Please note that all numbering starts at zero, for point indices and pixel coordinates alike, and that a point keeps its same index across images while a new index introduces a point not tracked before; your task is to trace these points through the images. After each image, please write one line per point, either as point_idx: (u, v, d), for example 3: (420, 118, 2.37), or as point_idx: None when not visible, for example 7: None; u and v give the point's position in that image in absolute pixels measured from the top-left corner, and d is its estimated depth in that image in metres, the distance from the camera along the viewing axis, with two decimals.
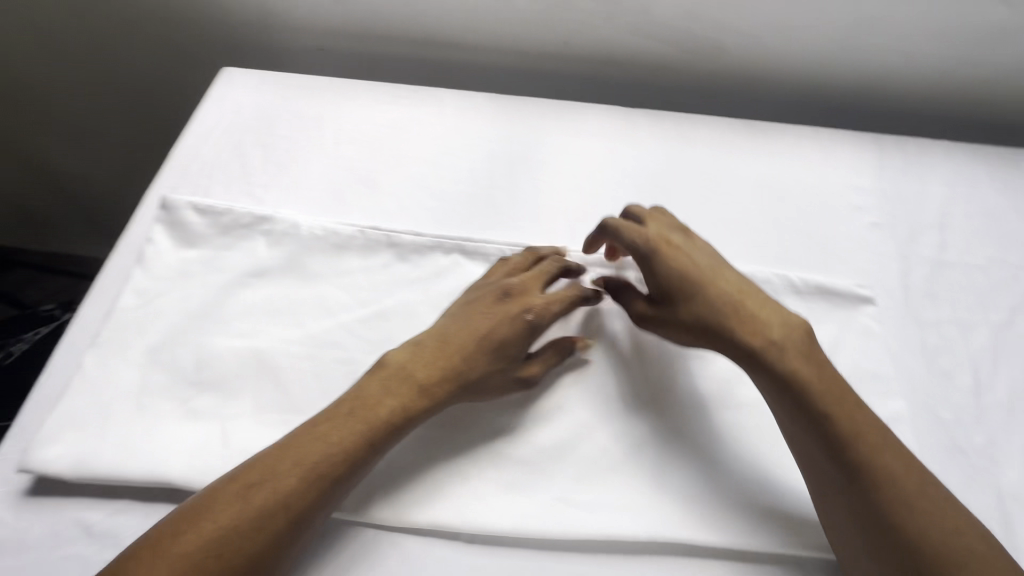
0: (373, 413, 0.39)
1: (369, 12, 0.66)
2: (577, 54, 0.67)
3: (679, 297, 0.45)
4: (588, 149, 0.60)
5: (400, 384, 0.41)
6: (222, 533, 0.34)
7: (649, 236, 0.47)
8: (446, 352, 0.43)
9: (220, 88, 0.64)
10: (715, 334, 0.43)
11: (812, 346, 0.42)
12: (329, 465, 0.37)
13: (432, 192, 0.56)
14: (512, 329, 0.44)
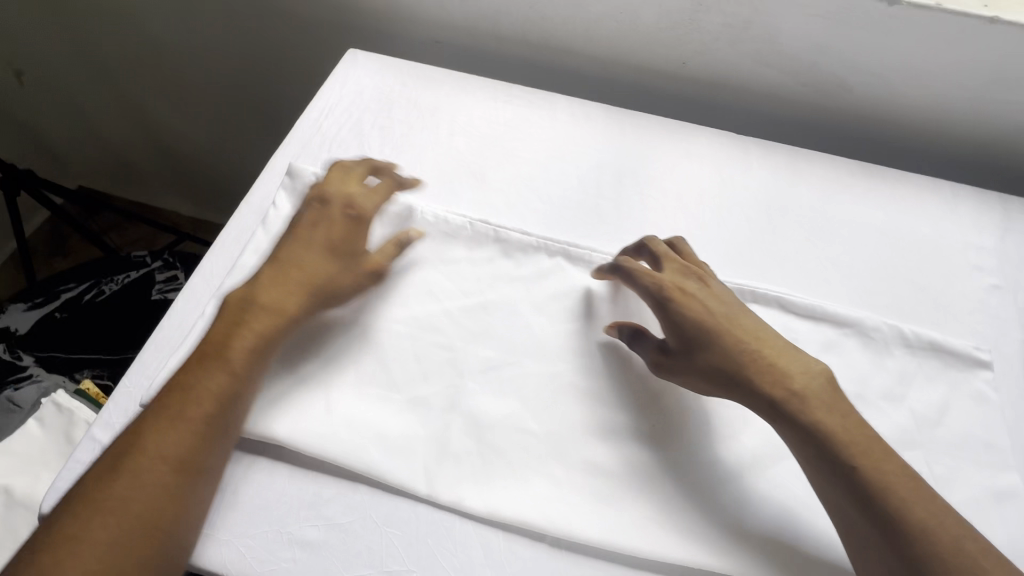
0: (270, 316, 0.44)
1: (495, 12, 0.67)
2: (694, 76, 0.67)
3: (697, 347, 0.43)
4: (695, 171, 0.60)
5: (232, 315, 0.44)
6: (150, 467, 0.37)
7: (664, 282, 0.46)
8: (282, 272, 0.46)
9: (344, 67, 0.66)
10: (733, 385, 0.42)
11: (836, 395, 0.41)
12: (239, 370, 0.41)
13: (538, 193, 0.57)
14: (335, 226, 0.49)
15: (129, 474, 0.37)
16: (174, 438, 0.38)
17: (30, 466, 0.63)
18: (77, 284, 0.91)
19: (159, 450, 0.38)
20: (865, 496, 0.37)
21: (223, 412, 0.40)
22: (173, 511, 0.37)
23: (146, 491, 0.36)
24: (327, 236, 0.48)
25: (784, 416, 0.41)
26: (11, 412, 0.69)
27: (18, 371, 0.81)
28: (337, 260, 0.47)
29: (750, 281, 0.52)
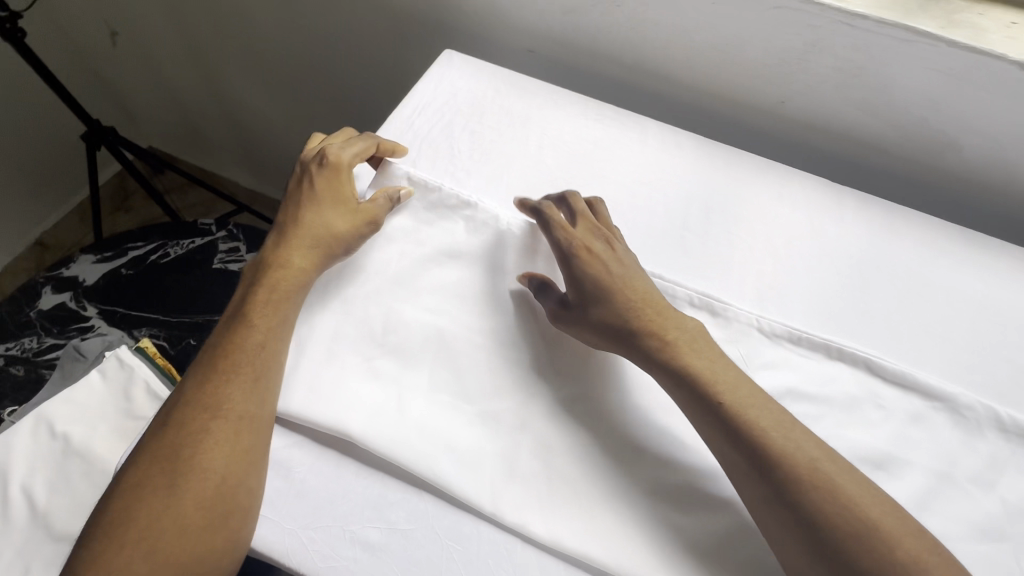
0: (283, 274, 0.45)
1: (595, 29, 0.67)
2: (790, 116, 0.65)
3: (592, 301, 0.45)
4: (785, 214, 0.58)
5: (261, 278, 0.45)
6: (197, 427, 0.38)
7: (574, 239, 0.48)
8: (288, 231, 0.48)
9: (437, 68, 0.66)
10: (620, 338, 0.44)
11: (710, 344, 0.44)
12: (262, 326, 0.43)
13: (621, 217, 0.56)
14: (323, 181, 0.50)
15: (181, 433, 0.38)
16: (215, 396, 0.39)
17: (88, 418, 0.65)
18: (145, 244, 0.94)
19: (198, 409, 0.39)
20: (735, 433, 0.40)
21: (257, 367, 0.41)
22: (227, 464, 0.37)
23: (201, 451, 0.37)
24: (322, 195, 0.49)
25: (651, 364, 0.43)
26: (76, 360, 0.72)
27: (80, 320, 0.86)
28: (334, 215, 0.48)
29: (837, 338, 0.49)
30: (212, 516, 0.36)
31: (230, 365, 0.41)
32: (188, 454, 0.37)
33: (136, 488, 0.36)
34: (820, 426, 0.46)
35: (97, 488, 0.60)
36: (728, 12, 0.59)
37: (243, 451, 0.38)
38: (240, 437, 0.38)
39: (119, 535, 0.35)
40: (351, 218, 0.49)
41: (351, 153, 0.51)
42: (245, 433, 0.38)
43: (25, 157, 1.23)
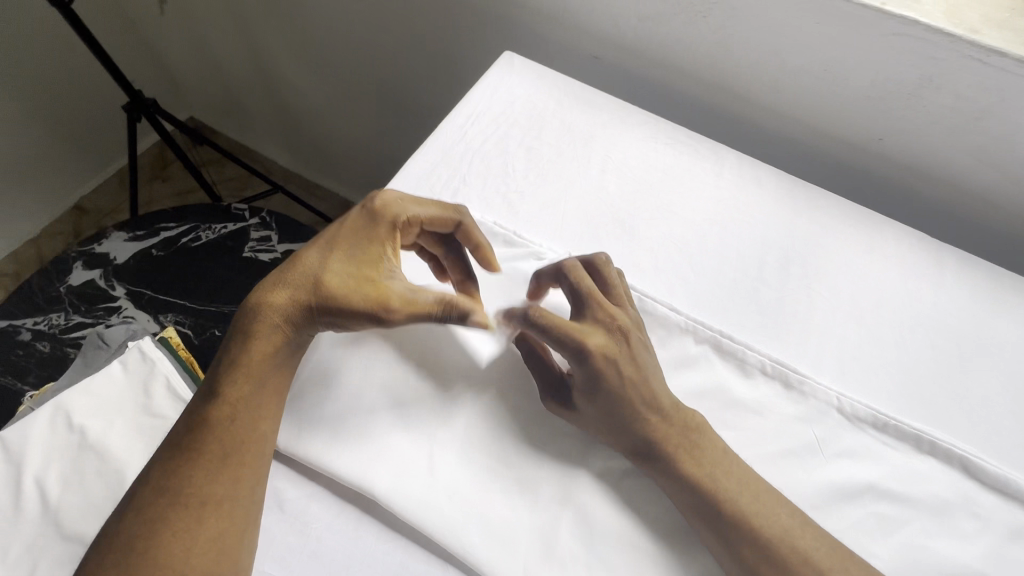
0: (265, 341, 0.40)
1: (673, 40, 0.60)
2: (888, 156, 0.58)
3: (606, 407, 0.40)
4: (875, 272, 0.51)
5: (244, 334, 0.41)
6: (162, 514, 0.35)
7: (589, 343, 0.40)
8: (289, 279, 0.42)
9: (496, 72, 0.61)
10: (636, 447, 0.39)
11: (721, 448, 0.40)
12: (231, 397, 0.39)
13: (687, 260, 0.50)
14: (365, 235, 0.44)
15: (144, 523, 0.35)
16: (179, 481, 0.36)
17: (106, 412, 0.62)
18: (177, 225, 0.91)
19: (164, 493, 0.36)
20: (733, 543, 0.37)
21: (224, 447, 0.37)
22: (187, 559, 0.34)
23: (168, 541, 0.35)
24: (356, 252, 0.43)
25: (660, 468, 0.39)
26: (100, 347, 0.70)
27: (108, 300, 0.84)
28: (350, 279, 0.41)
29: (929, 429, 0.43)
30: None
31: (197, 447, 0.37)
32: (151, 548, 0.34)
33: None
34: (905, 533, 0.40)
35: (109, 489, 0.58)
36: (832, 35, 0.51)
37: (206, 543, 0.35)
38: (204, 526, 0.35)
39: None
40: (367, 291, 0.41)
41: (405, 211, 0.44)
42: (209, 520, 0.35)
43: (66, 120, 1.23)
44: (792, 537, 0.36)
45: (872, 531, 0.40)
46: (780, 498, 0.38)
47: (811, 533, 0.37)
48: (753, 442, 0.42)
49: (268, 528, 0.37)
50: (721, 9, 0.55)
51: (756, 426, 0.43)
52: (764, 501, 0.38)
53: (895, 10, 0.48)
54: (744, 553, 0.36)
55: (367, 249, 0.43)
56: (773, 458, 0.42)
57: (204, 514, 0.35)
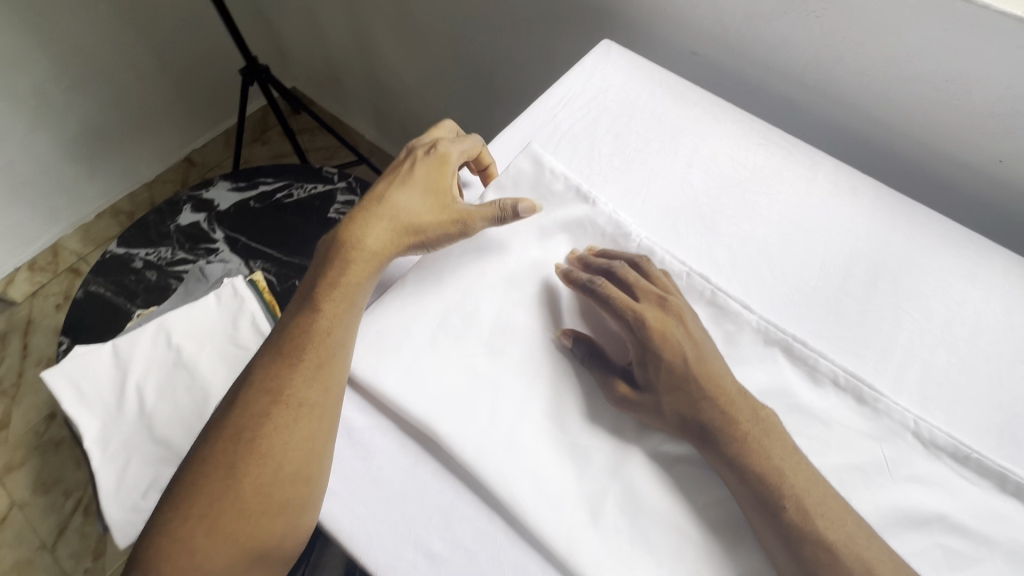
0: (362, 260, 0.47)
1: (778, 39, 0.59)
2: (1005, 179, 0.54)
3: (666, 385, 0.41)
4: (973, 299, 0.48)
5: (338, 261, 0.47)
6: (263, 410, 0.41)
7: (645, 315, 0.43)
8: (372, 213, 0.49)
9: (594, 58, 0.62)
10: (699, 429, 0.40)
11: (787, 442, 0.40)
12: (330, 313, 0.45)
13: (767, 261, 0.49)
14: (424, 172, 0.51)
15: (251, 415, 0.41)
16: (281, 383, 0.42)
17: (199, 337, 0.70)
18: (274, 181, 0.99)
19: (268, 394, 0.42)
20: (794, 539, 0.36)
21: (321, 354, 0.42)
22: (286, 451, 0.39)
23: (267, 434, 0.40)
24: (419, 187, 0.50)
25: (724, 458, 0.39)
26: (199, 280, 0.77)
27: (208, 242, 0.93)
28: (424, 206, 0.49)
29: (1016, 468, 0.40)
30: (270, 497, 0.39)
31: (299, 353, 0.43)
32: (253, 439, 0.40)
33: (210, 467, 0.40)
34: (973, 571, 0.38)
35: (195, 405, 0.65)
36: (959, 42, 0.48)
37: (301, 439, 0.39)
38: (297, 427, 0.40)
39: (192, 498, 0.39)
40: (438, 211, 0.49)
41: (456, 152, 0.52)
42: (303, 419, 0.40)
43: (189, 80, 1.36)
44: (854, 544, 0.36)
45: (936, 562, 0.38)
46: (847, 506, 0.38)
47: (875, 544, 0.36)
48: (814, 449, 0.41)
49: (337, 451, 0.41)
50: (837, 10, 0.53)
51: (819, 435, 0.42)
52: (830, 504, 0.37)
53: None
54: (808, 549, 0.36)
55: (430, 183, 0.51)
56: (834, 471, 0.40)
57: (303, 413, 0.40)
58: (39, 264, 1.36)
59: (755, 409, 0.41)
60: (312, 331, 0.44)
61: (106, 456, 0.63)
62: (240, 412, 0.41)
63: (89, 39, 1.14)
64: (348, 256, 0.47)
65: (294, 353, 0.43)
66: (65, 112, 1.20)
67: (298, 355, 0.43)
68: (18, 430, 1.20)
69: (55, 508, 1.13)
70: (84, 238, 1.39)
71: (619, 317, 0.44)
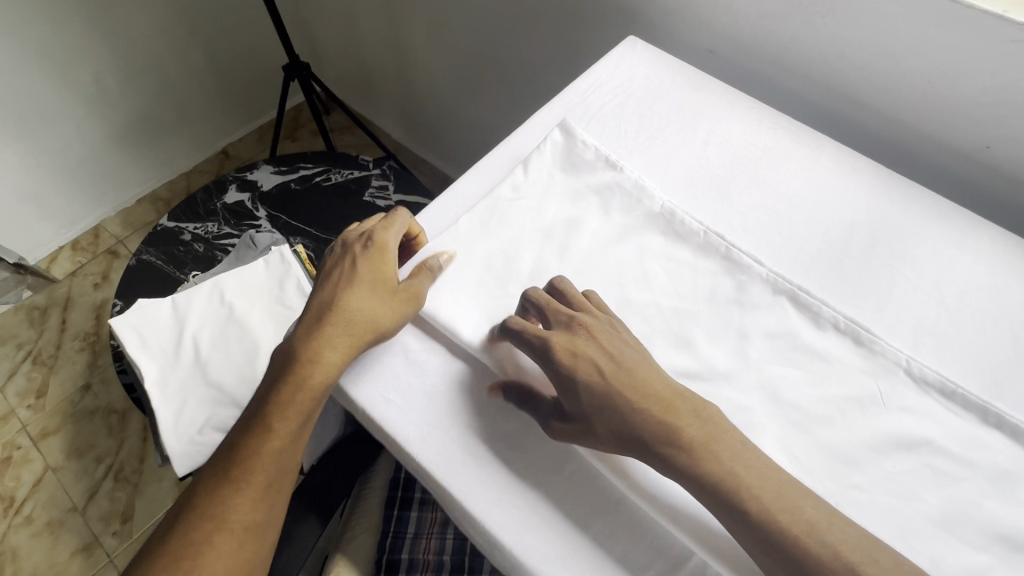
0: (310, 380, 0.44)
1: (788, 38, 0.65)
2: (993, 164, 0.59)
3: (592, 410, 0.41)
4: (963, 263, 0.53)
5: (285, 378, 0.44)
6: (206, 532, 0.40)
7: (551, 339, 0.43)
8: (321, 321, 0.46)
9: (621, 50, 0.69)
10: (639, 445, 0.40)
11: (732, 436, 0.40)
12: (279, 434, 0.43)
13: (776, 225, 0.55)
14: (363, 263, 0.48)
15: (188, 540, 0.40)
16: (223, 506, 0.41)
17: (249, 295, 0.75)
18: (314, 166, 1.06)
19: (208, 516, 0.41)
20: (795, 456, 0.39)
21: (269, 477, 0.42)
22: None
23: (209, 558, 0.40)
24: (366, 283, 0.47)
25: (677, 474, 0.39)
26: (250, 248, 0.84)
27: (252, 219, 1.00)
28: (375, 302, 0.46)
29: (997, 403, 0.45)
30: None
31: (245, 472, 0.42)
32: (190, 567, 0.39)
33: None
34: (958, 488, 0.42)
35: (247, 354, 0.71)
36: (948, 39, 0.55)
37: (244, 562, 0.40)
38: (243, 550, 0.41)
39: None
40: (390, 302, 0.47)
41: (393, 235, 0.50)
42: (247, 542, 0.41)
43: (231, 77, 1.45)
44: (818, 530, 0.36)
45: (926, 480, 0.42)
46: (803, 491, 0.38)
47: (838, 526, 0.37)
48: (816, 381, 0.46)
49: (397, 368, 0.47)
50: (840, 11, 0.59)
51: (820, 370, 0.47)
52: (785, 496, 0.38)
53: (1018, 18, 0.51)
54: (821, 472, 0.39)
55: (375, 275, 0.48)
56: (834, 399, 0.46)
57: (246, 539, 0.41)
58: (81, 244, 1.43)
59: (689, 416, 0.40)
60: (258, 450, 0.43)
61: (164, 397, 0.69)
62: (174, 540, 0.40)
63: (145, 35, 1.23)
64: (298, 372, 0.44)
65: (238, 474, 0.42)
66: (117, 100, 1.28)
67: (244, 476, 0.42)
68: (54, 399, 1.26)
69: (87, 473, 1.18)
70: (124, 221, 1.46)
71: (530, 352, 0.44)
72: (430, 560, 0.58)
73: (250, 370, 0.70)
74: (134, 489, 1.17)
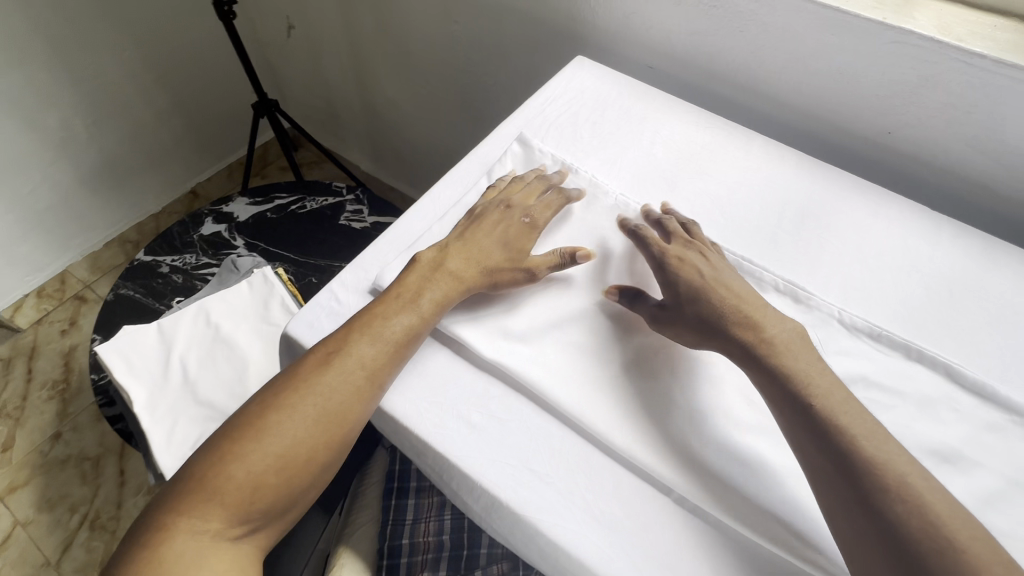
0: (451, 277, 0.52)
1: (714, 50, 0.75)
2: (896, 147, 0.69)
3: (686, 300, 0.50)
4: (878, 230, 0.61)
5: (431, 276, 0.52)
6: (347, 369, 0.47)
7: (668, 250, 0.54)
8: (467, 246, 0.55)
9: (570, 66, 0.77)
10: (710, 334, 0.48)
11: (804, 345, 0.46)
12: (419, 313, 0.50)
13: (720, 211, 0.62)
14: (510, 227, 0.56)
15: (332, 370, 0.46)
16: (364, 353, 0.47)
17: (235, 316, 0.77)
18: (288, 195, 1.10)
19: (350, 358, 0.47)
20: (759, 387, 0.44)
21: (400, 347, 0.49)
22: (343, 414, 0.45)
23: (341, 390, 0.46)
24: (506, 241, 0.55)
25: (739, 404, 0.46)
26: (232, 272, 0.87)
27: (230, 248, 1.03)
28: (501, 253, 0.55)
29: (918, 343, 0.52)
30: (325, 444, 0.44)
31: (386, 335, 0.48)
32: (325, 390, 0.45)
33: (288, 394, 0.45)
34: (892, 414, 0.48)
35: (236, 371, 0.73)
36: (845, 43, 0.64)
37: (361, 408, 0.46)
38: (362, 397, 0.46)
39: (263, 423, 0.44)
40: (514, 270, 0.54)
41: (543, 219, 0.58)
42: (370, 393, 0.47)
43: (199, 118, 1.49)
44: None
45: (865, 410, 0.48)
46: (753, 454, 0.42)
47: None
48: None
49: None
50: (755, 25, 0.69)
51: None
52: None
53: (895, 23, 0.60)
54: (786, 385, 0.44)
55: (515, 242, 0.55)
56: None
57: (372, 388, 0.47)
58: (46, 290, 1.40)
59: (750, 319, 0.47)
60: (398, 320, 0.49)
61: (154, 418, 0.70)
62: (321, 365, 0.47)
63: (114, 79, 1.26)
64: (441, 271, 0.53)
65: (380, 334, 0.48)
66: (86, 144, 1.30)
67: (382, 338, 0.48)
68: (21, 451, 1.21)
69: (61, 525, 1.14)
70: (92, 266, 1.45)
71: (651, 257, 0.54)
72: (430, 541, 0.63)
73: (240, 386, 0.72)
74: (111, 537, 1.13)
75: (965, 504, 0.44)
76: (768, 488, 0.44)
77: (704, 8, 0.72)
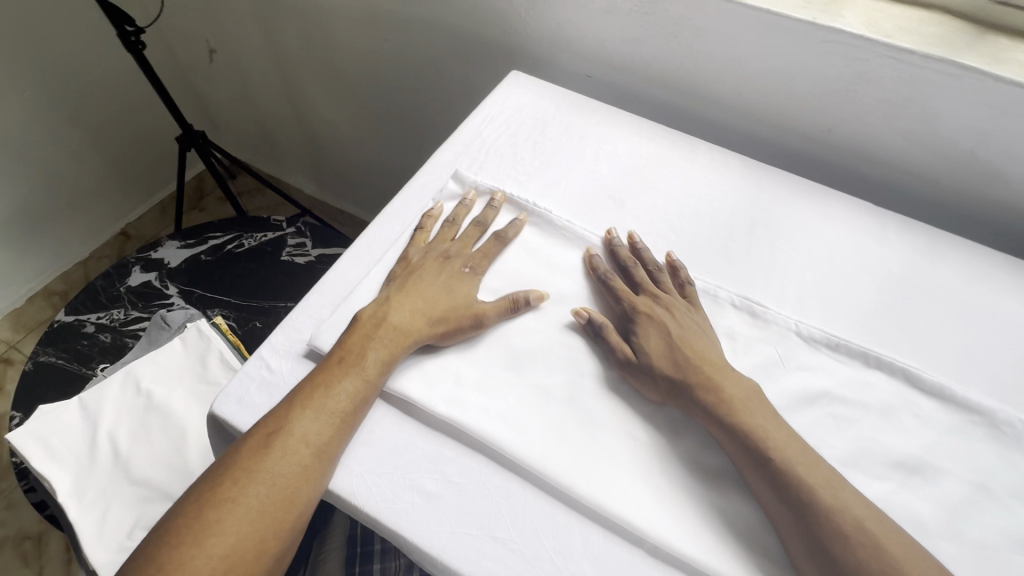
0: (395, 331, 0.49)
1: (651, 57, 0.73)
2: (837, 143, 0.69)
3: (654, 357, 0.48)
4: (828, 232, 0.60)
5: (374, 332, 0.49)
6: (290, 446, 0.42)
7: (635, 302, 0.52)
8: (410, 297, 0.51)
9: (506, 82, 0.74)
10: (680, 390, 0.46)
11: (763, 407, 0.46)
12: (365, 374, 0.46)
13: (670, 226, 0.60)
14: (447, 277, 0.53)
15: (275, 451, 0.42)
16: (308, 427, 0.43)
17: (167, 379, 0.71)
18: (223, 234, 1.02)
19: (292, 434, 0.43)
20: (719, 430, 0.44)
21: (348, 414, 0.45)
22: (290, 496, 0.41)
23: (285, 472, 0.42)
24: (448, 290, 0.52)
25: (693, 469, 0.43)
26: (162, 328, 0.80)
27: (162, 298, 0.95)
28: (445, 301, 0.51)
29: (876, 349, 0.51)
30: (272, 534, 0.40)
31: (331, 403, 0.45)
32: (268, 474, 0.41)
33: (225, 485, 0.41)
34: (857, 429, 0.47)
35: (173, 441, 0.67)
36: (779, 45, 0.63)
37: (310, 488, 0.42)
38: (311, 475, 0.42)
39: (197, 524, 0.39)
40: (458, 320, 0.50)
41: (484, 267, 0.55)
42: (319, 470, 0.43)
43: (120, 155, 1.38)
44: None
45: (830, 427, 0.47)
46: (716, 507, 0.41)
47: None
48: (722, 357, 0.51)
49: None
50: (689, 30, 0.67)
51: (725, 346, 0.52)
52: None
53: (826, 22, 0.60)
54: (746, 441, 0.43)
55: (456, 292, 0.52)
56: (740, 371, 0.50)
57: (320, 465, 0.43)
58: None
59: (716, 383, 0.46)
60: (343, 385, 0.46)
61: (83, 505, 0.63)
62: (262, 446, 0.42)
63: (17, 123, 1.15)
64: (385, 325, 0.49)
65: (324, 403, 0.45)
66: None
67: (327, 408, 0.44)
68: None
69: None
70: (15, 324, 1.33)
71: (614, 305, 0.53)
72: None
73: (179, 457, 0.66)
74: None
75: (936, 517, 0.43)
76: (739, 530, 0.42)
77: (637, 15, 0.69)
